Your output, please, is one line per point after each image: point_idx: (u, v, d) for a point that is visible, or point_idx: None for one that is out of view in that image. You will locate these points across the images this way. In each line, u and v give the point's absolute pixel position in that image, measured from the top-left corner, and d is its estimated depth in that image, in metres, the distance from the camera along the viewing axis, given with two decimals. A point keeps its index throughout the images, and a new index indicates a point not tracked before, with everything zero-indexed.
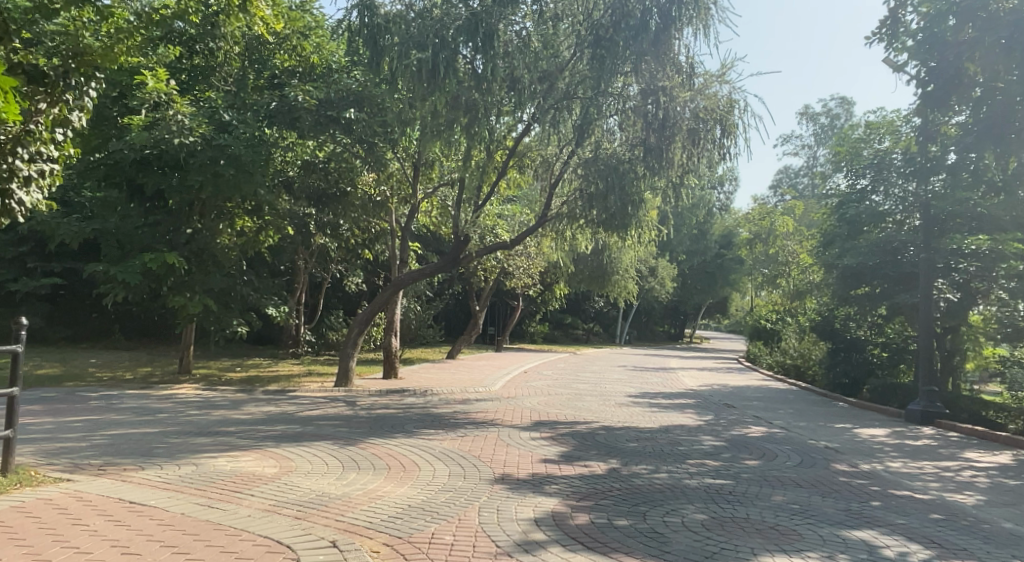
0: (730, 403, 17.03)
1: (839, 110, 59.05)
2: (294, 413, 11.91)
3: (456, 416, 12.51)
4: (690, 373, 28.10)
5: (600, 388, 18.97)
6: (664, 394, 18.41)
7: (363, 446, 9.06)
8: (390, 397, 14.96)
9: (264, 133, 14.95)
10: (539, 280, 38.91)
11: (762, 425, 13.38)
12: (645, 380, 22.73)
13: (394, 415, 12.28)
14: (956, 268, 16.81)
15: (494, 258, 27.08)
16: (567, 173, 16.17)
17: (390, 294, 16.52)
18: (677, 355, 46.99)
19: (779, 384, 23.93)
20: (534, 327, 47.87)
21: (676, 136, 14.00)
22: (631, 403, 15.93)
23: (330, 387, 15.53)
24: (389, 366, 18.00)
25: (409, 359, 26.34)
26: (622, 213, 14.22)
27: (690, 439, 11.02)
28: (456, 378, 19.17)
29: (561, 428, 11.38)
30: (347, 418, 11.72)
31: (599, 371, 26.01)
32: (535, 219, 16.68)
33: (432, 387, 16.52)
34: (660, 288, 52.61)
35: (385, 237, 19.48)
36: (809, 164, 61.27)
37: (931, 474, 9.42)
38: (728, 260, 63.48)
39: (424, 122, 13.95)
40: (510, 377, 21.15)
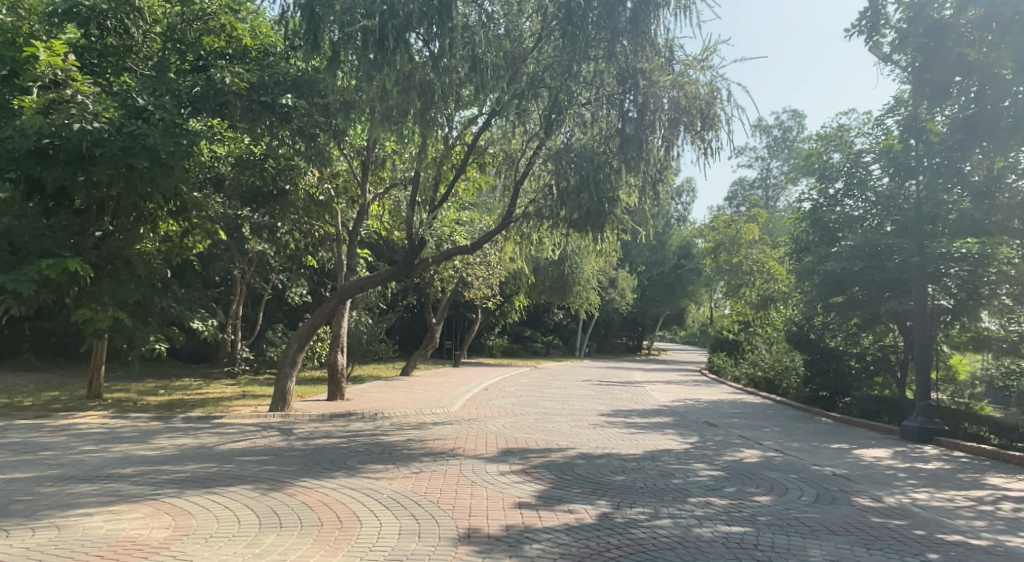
0: (710, 421, 15.65)
1: (793, 122, 59.16)
2: (215, 447, 10.03)
3: (410, 445, 10.78)
4: (658, 386, 26.81)
5: (568, 406, 17.42)
6: (637, 412, 16.95)
7: (292, 492, 7.28)
8: (334, 422, 13.12)
9: (185, 122, 13.13)
10: (497, 291, 37.33)
11: (754, 448, 11.98)
12: (614, 396, 21.28)
13: (336, 445, 10.49)
14: (947, 274, 15.96)
15: (452, 266, 25.40)
16: (531, 170, 14.65)
17: (333, 305, 14.69)
18: (640, 368, 45.82)
19: (753, 397, 22.75)
20: (493, 341, 46.22)
21: (657, 125, 12.77)
22: (605, 423, 14.42)
23: (265, 411, 13.65)
24: (334, 386, 16.17)
25: (359, 376, 24.40)
26: (597, 211, 12.72)
27: (683, 469, 9.51)
28: (410, 397, 17.39)
29: (533, 459, 9.76)
30: (279, 451, 9.89)
31: (564, 386, 24.50)
32: (498, 221, 15.09)
33: (383, 409, 14.72)
34: (620, 300, 51.58)
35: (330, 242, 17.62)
36: (764, 175, 61.21)
37: (968, 510, 8.11)
38: (686, 271, 62.96)
39: (372, 107, 12.26)
40: (470, 395, 19.45)
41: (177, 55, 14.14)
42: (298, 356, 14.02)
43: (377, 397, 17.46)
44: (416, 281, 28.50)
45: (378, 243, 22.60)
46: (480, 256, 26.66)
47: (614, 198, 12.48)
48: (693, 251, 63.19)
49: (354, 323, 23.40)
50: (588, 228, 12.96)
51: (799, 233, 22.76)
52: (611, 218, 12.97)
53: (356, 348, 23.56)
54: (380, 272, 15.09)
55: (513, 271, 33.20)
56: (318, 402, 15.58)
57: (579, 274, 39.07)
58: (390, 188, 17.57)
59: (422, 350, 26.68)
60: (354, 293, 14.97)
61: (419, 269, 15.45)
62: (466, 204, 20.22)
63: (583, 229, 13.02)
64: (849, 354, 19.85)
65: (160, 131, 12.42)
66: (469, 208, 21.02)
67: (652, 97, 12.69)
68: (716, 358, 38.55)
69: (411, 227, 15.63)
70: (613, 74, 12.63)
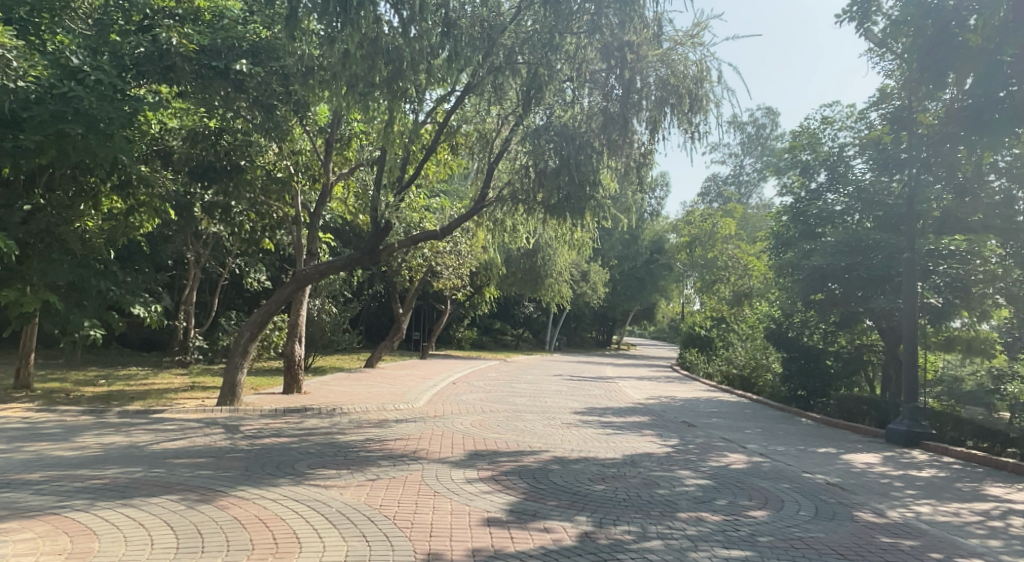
0: (688, 420, 14.93)
1: (766, 121, 59.06)
2: (148, 447, 8.98)
3: (368, 446, 9.82)
4: (631, 382, 26.14)
5: (540, 403, 16.58)
6: (612, 410, 16.16)
7: (225, 505, 6.30)
8: (288, 419, 12.10)
9: (126, 87, 12.04)
10: (468, 282, 36.37)
11: (738, 451, 11.24)
12: (587, 392, 20.49)
13: (285, 445, 9.50)
14: (935, 272, 15.26)
15: (420, 254, 24.42)
16: (506, 151, 13.73)
17: (289, 292, 13.63)
18: (611, 362, 45.31)
19: (729, 395, 22.18)
20: (462, 333, 45.29)
21: (645, 104, 11.94)
22: (580, 422, 13.59)
23: (212, 406, 12.62)
24: (290, 377, 15.17)
25: (321, 368, 23.31)
26: (577, 194, 11.84)
27: (667, 476, 8.70)
28: (373, 391, 16.38)
29: (503, 464, 8.87)
30: (220, 452, 8.87)
31: (535, 381, 23.68)
32: (471, 206, 14.15)
33: (343, 405, 13.70)
34: (592, 294, 50.94)
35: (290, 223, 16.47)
36: (736, 172, 61.08)
37: (978, 526, 7.41)
38: (658, 266, 62.57)
39: (334, 72, 11.12)
40: (437, 389, 18.52)
41: (122, 14, 12.87)
42: (250, 347, 12.97)
43: (337, 390, 16.44)
44: (383, 269, 27.41)
45: (341, 226, 21.43)
46: (450, 244, 25.65)
47: (599, 182, 11.60)
48: (666, 245, 62.81)
49: (316, 311, 22.26)
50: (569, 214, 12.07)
51: (779, 227, 22.17)
52: (593, 202, 12.10)
53: (318, 338, 22.42)
54: (341, 256, 14.04)
55: (484, 261, 32.27)
56: (273, 396, 14.55)
57: (552, 266, 38.30)
58: (356, 167, 16.50)
59: (388, 342, 25.62)
60: (313, 280, 13.92)
61: (383, 253, 14.35)
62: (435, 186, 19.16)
63: (563, 215, 12.14)
64: (829, 353, 19.29)
65: (93, 95, 11.40)
66: (437, 190, 19.92)
67: (639, 73, 11.87)
68: (688, 354, 38.00)
69: (376, 209, 14.25)
70: (598, 48, 11.79)
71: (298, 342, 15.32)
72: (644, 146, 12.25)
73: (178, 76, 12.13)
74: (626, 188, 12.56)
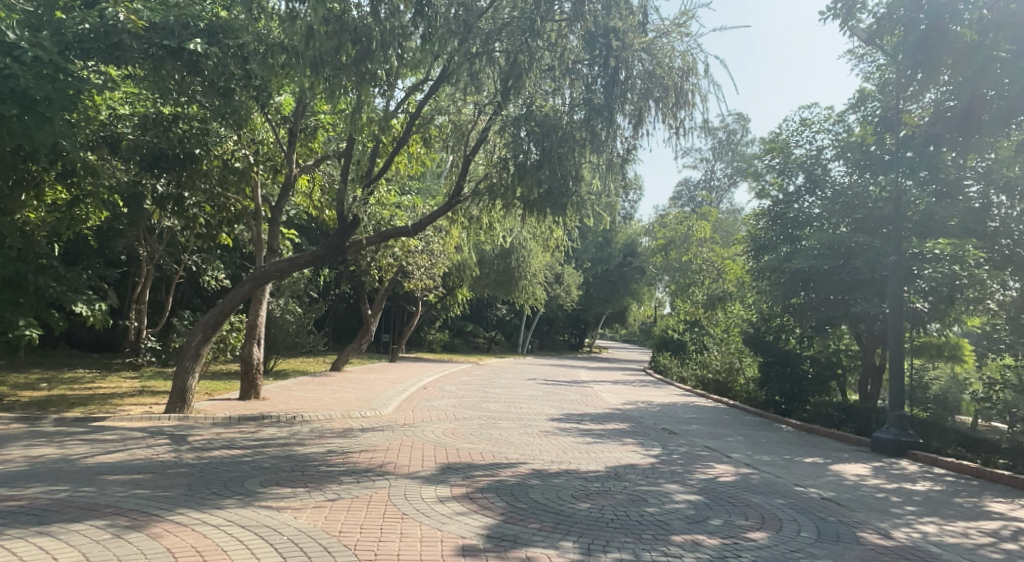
0: (669, 428, 14.31)
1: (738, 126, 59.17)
2: (82, 461, 8.12)
3: (330, 458, 9.01)
4: (607, 387, 25.57)
5: (514, 409, 15.86)
6: (589, 416, 15.50)
7: (159, 531, 5.49)
8: (243, 428, 11.22)
9: (69, 66, 11.21)
10: (439, 283, 35.57)
11: (726, 462, 10.63)
12: (562, 397, 19.83)
13: (237, 459, 8.67)
14: (920, 275, 14.83)
15: (390, 253, 23.59)
16: (482, 144, 13.05)
17: (248, 289, 12.73)
18: (584, 366, 44.76)
19: (706, 400, 21.69)
20: (433, 335, 44.48)
21: (630, 95, 11.33)
22: (557, 430, 12.90)
23: (160, 414, 11.84)
24: (247, 383, 14.33)
25: (284, 372, 22.33)
26: (558, 188, 11.14)
27: (655, 492, 8.03)
28: (338, 397, 15.51)
29: (477, 480, 8.12)
30: (162, 467, 8.03)
31: (508, 385, 22.97)
32: (444, 201, 13.42)
33: (304, 412, 12.85)
34: (565, 297, 50.46)
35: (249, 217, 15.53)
36: (708, 177, 61.11)
37: (991, 548, 6.83)
38: (631, 269, 62.33)
39: (292, 46, 10.72)
40: (407, 394, 17.70)
41: None
42: (202, 349, 12.21)
43: (300, 396, 15.54)
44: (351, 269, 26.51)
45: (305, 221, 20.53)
46: (421, 244, 24.83)
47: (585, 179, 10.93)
48: (638, 249, 62.58)
49: (280, 311, 21.30)
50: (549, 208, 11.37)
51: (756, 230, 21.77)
52: (575, 197, 11.43)
53: (281, 338, 21.49)
54: (303, 252, 13.20)
55: (456, 262, 31.51)
56: (228, 402, 13.72)
57: (525, 268, 37.67)
58: (323, 160, 15.72)
59: (356, 344, 24.70)
60: (273, 277, 13.07)
61: (350, 249, 13.49)
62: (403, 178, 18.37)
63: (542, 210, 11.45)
64: (809, 358, 18.89)
65: (29, 75, 10.63)
66: (405, 181, 19.09)
67: (623, 63, 11.26)
68: (662, 358, 37.58)
69: (342, 204, 13.32)
70: (581, 35, 11.25)
71: (258, 344, 14.46)
72: (629, 139, 11.64)
73: (125, 55, 11.37)
74: (609, 183, 11.89)
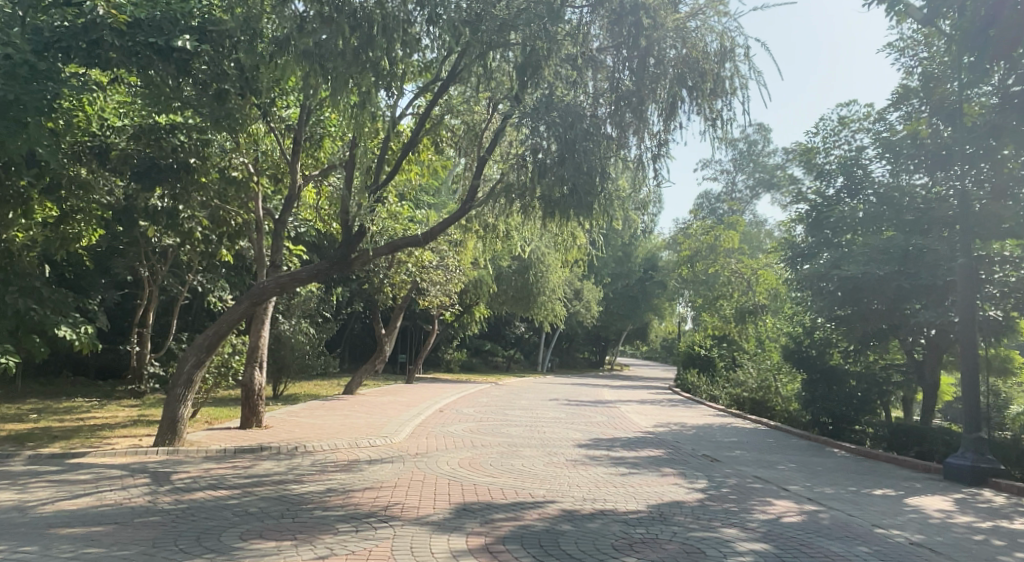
0: (709, 454, 12.93)
1: (759, 136, 57.69)
2: (39, 509, 7.00)
3: (329, 500, 7.81)
4: (634, 407, 24.16)
5: (537, 435, 14.57)
6: (620, 441, 14.17)
7: None
8: (237, 463, 10.06)
9: (45, 67, 10.28)
10: (456, 300, 34.41)
11: (783, 496, 9.26)
12: (587, 420, 18.51)
13: (220, 502, 7.49)
14: (989, 281, 13.63)
15: (404, 269, 22.53)
16: (497, 143, 11.90)
17: (244, 308, 11.52)
18: (607, 385, 43.31)
19: (742, 421, 20.24)
20: (451, 355, 43.30)
21: (663, 80, 10.15)
22: (585, 459, 11.60)
23: (148, 446, 10.73)
24: (247, 409, 13.21)
25: (294, 397, 21.24)
26: (584, 187, 9.96)
27: (710, 539, 6.72)
28: (347, 424, 14.31)
29: (497, 527, 6.86)
30: (130, 516, 6.87)
31: (529, 407, 21.68)
32: (456, 208, 12.26)
33: (308, 442, 11.67)
34: (586, 313, 49.11)
35: (251, 231, 14.45)
36: (729, 189, 59.62)
37: None
38: (652, 283, 60.89)
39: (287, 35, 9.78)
40: (422, 419, 16.48)
41: None
42: (195, 375, 11.12)
43: (306, 423, 14.38)
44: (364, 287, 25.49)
45: (311, 235, 19.48)
46: (436, 259, 23.69)
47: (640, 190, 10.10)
48: (659, 263, 61.11)
49: (287, 331, 20.21)
50: (574, 210, 10.15)
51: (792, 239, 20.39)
52: (603, 196, 10.25)
53: (290, 361, 20.38)
54: (304, 265, 12.04)
55: (472, 278, 30.38)
56: (227, 431, 12.59)
57: (544, 283, 36.45)
58: (327, 169, 14.68)
59: (369, 365, 23.53)
60: (272, 294, 11.87)
61: (357, 262, 12.28)
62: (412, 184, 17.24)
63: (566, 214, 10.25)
64: (855, 374, 17.43)
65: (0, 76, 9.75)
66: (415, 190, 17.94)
67: (655, 45, 10.13)
68: (689, 376, 36.06)
69: (346, 212, 12.09)
70: (605, 20, 10.27)
71: (259, 368, 13.33)
72: (662, 130, 10.43)
73: (107, 53, 10.53)
74: (639, 180, 10.69)
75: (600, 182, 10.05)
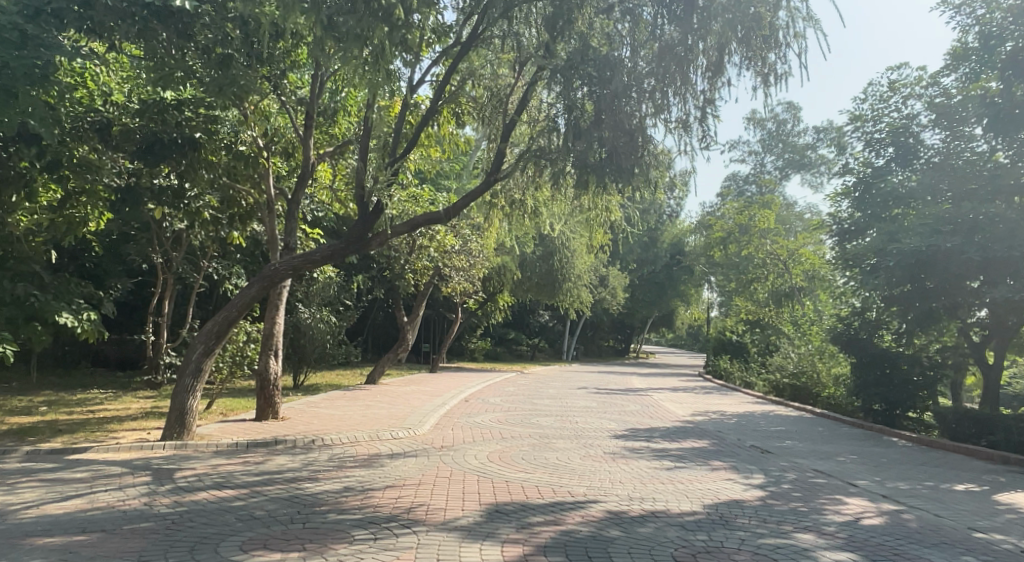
0: (758, 445, 11.92)
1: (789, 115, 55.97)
2: (22, 513, 6.23)
3: (345, 501, 6.95)
4: (667, 395, 23.17)
5: (570, 425, 13.65)
6: (660, 431, 13.21)
7: None
8: (248, 458, 9.27)
9: (36, 31, 9.53)
10: (480, 287, 33.57)
11: (852, 492, 8.26)
12: (621, 409, 17.57)
13: (224, 505, 6.68)
14: None
15: (426, 254, 21.69)
16: (524, 107, 10.97)
17: (255, 293, 10.65)
18: (636, 372, 42.29)
19: (784, 408, 19.15)
20: (475, 344, 42.53)
21: (710, 30, 9.08)
22: (626, 451, 10.66)
23: (153, 440, 9.98)
24: (261, 400, 12.42)
25: (315, 387, 20.53)
26: (625, 150, 9.26)
27: (786, 547, 5.76)
28: (369, 415, 13.49)
29: (537, 533, 5.95)
30: (120, 521, 6.07)
31: (559, 396, 20.77)
32: (480, 181, 11.35)
33: (325, 435, 10.85)
34: (611, 300, 48.04)
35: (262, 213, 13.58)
36: (758, 170, 58.02)
37: None
38: (679, 269, 59.61)
39: None
40: (447, 410, 15.64)
41: None
42: (203, 364, 10.34)
43: (326, 414, 13.58)
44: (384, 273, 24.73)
45: (326, 217, 18.67)
46: (459, 243, 22.84)
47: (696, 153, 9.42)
48: (686, 248, 59.77)
49: (306, 318, 19.49)
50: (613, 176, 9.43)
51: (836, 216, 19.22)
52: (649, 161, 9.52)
53: (310, 350, 19.67)
54: (317, 246, 11.14)
55: (495, 263, 29.54)
56: (241, 424, 11.82)
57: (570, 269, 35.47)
58: (344, 144, 13.95)
59: (392, 354, 22.76)
60: (284, 277, 10.96)
61: (373, 242, 11.24)
62: (431, 161, 16.37)
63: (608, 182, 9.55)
64: (908, 357, 16.27)
65: None
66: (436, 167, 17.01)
67: None
68: (722, 363, 34.99)
69: (362, 187, 11.20)
70: None
71: (274, 356, 12.54)
72: (710, 88, 9.40)
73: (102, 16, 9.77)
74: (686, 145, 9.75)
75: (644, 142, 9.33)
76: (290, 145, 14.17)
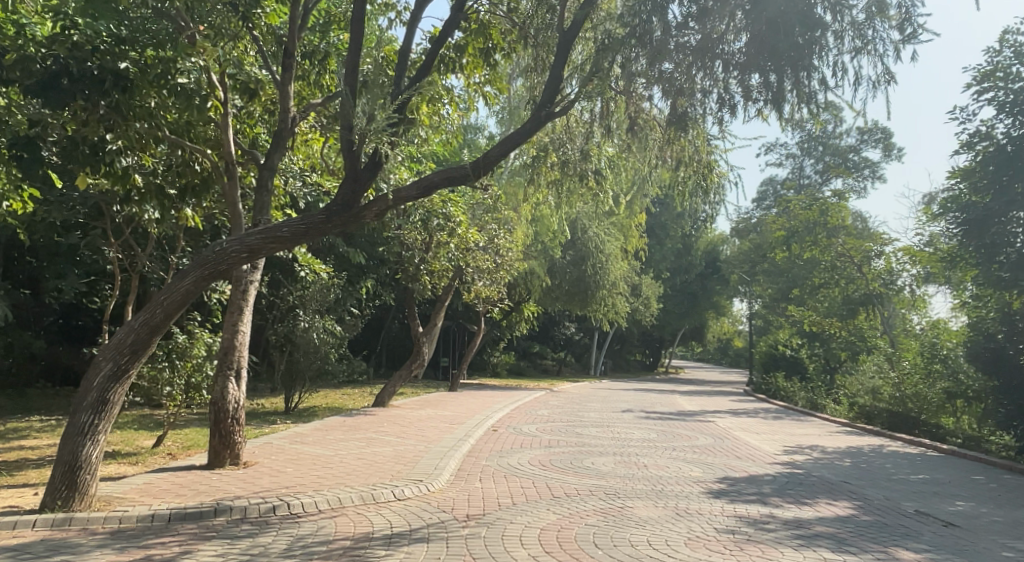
0: (927, 511, 8.21)
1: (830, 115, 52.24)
2: None
3: None
4: (732, 421, 19.41)
5: (641, 473, 10.01)
6: (769, 484, 9.51)
7: None
8: (160, 548, 5.75)
9: None
10: (505, 295, 30.09)
11: None
12: (693, 444, 13.84)
13: None
14: None
15: (446, 252, 18.28)
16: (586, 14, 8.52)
17: (190, 285, 7.10)
18: (677, 391, 38.50)
19: (891, 441, 15.31)
20: (497, 358, 38.98)
21: None
22: (748, 528, 7.01)
23: (29, 511, 6.53)
24: (212, 442, 8.89)
25: (313, 411, 17.07)
26: (787, 30, 7.15)
27: None
28: (366, 459, 9.89)
29: None
30: None
31: (606, 423, 17.12)
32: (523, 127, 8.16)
33: (292, 498, 7.28)
34: (645, 311, 44.43)
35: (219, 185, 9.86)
36: (796, 173, 54.24)
37: None
38: (713, 278, 55.85)
39: None
40: (472, 447, 12.02)
41: None
42: (111, 393, 6.88)
43: (309, 457, 10.01)
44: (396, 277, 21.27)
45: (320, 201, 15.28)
46: (483, 238, 19.36)
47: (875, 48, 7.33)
48: (721, 257, 56.04)
49: (300, 327, 16.08)
50: (777, 72, 7.33)
51: (940, 211, 15.11)
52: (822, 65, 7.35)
53: (304, 367, 16.28)
54: (288, 218, 7.50)
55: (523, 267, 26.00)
56: (180, 475, 8.30)
57: (604, 275, 31.95)
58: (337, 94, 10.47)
59: (405, 370, 19.28)
60: (235, 262, 7.29)
61: (369, 212, 7.60)
62: (452, 125, 12.90)
63: (766, 92, 7.46)
64: None
65: None
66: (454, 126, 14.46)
67: None
68: (778, 382, 31.19)
69: (348, 128, 7.74)
70: None
71: (233, 379, 8.99)
72: None
73: None
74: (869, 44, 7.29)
75: (824, 19, 7.15)
76: (264, 97, 10.77)
